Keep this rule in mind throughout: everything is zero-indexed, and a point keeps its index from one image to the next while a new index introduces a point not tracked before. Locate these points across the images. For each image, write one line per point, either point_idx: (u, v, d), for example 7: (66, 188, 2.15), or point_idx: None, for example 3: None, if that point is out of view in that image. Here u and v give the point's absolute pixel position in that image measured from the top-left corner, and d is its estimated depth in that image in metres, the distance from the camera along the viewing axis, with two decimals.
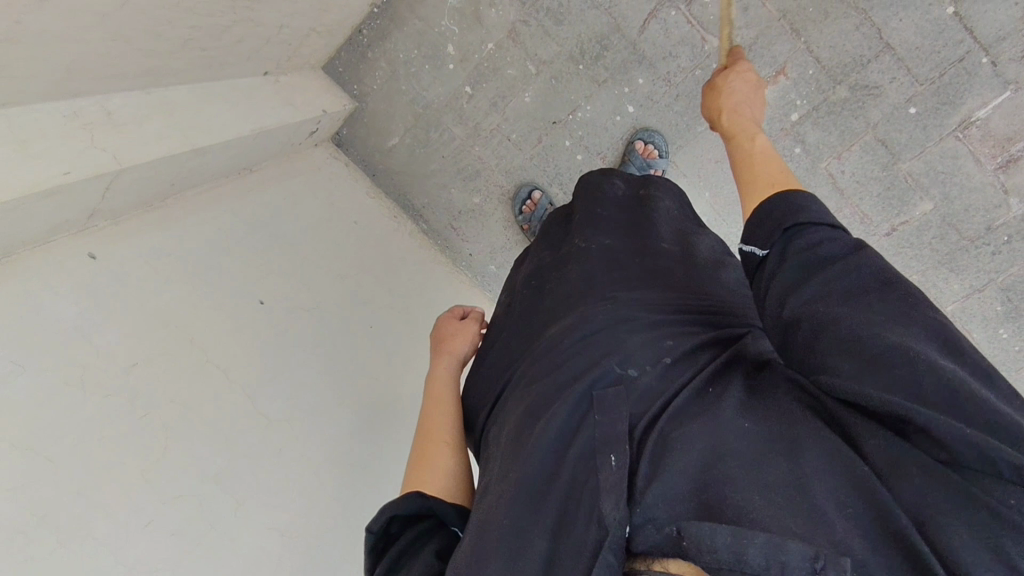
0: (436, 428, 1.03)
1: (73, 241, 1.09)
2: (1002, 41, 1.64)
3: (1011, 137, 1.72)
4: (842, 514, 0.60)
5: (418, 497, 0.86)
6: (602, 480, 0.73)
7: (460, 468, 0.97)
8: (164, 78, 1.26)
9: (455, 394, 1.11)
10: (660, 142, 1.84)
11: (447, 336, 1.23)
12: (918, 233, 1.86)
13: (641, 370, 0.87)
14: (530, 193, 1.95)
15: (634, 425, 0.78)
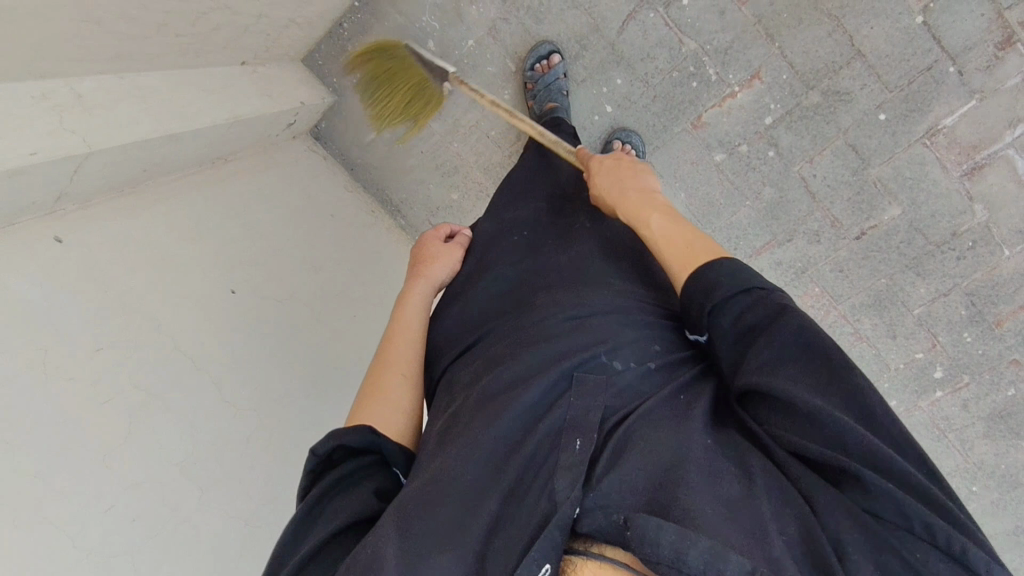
0: (394, 361, 1.09)
1: (38, 224, 1.07)
2: (968, 51, 1.68)
3: (976, 145, 1.76)
4: (780, 536, 0.69)
5: (368, 433, 0.92)
6: (562, 461, 0.79)
7: (411, 403, 1.03)
8: (138, 62, 1.26)
9: (419, 326, 1.18)
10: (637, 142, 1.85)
11: (428, 258, 1.32)
12: (886, 238, 1.90)
13: (625, 365, 0.95)
14: (550, 54, 1.82)
15: (607, 415, 0.86)
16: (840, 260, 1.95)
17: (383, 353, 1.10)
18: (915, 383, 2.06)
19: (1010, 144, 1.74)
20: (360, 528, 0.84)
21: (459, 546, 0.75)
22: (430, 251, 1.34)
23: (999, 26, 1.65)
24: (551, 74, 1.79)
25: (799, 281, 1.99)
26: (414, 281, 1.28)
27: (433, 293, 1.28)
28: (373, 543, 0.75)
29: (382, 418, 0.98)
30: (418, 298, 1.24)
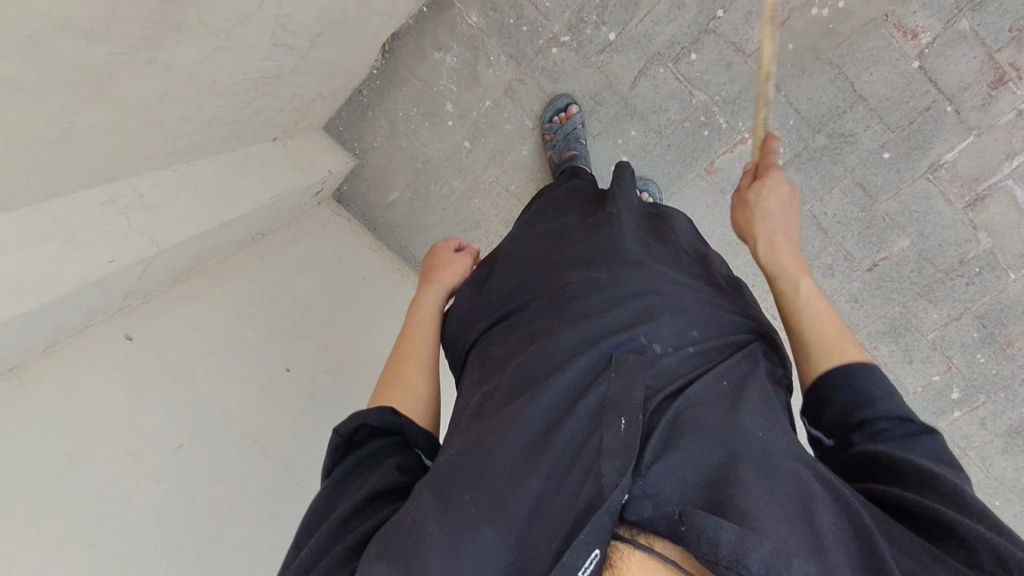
0: (414, 351, 1.13)
1: (111, 325, 1.12)
2: (963, 92, 1.78)
3: (976, 178, 1.85)
4: (839, 547, 0.70)
5: (391, 414, 0.95)
6: (605, 443, 0.79)
7: (429, 394, 1.06)
8: (189, 155, 1.29)
9: (433, 328, 1.21)
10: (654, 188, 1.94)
11: (440, 267, 1.32)
12: (898, 267, 1.98)
13: (664, 350, 0.94)
14: (567, 107, 1.88)
15: (650, 398, 0.86)
16: (855, 290, 2.03)
17: (403, 348, 1.13)
18: (934, 405, 2.14)
19: (1009, 175, 1.84)
20: (385, 500, 0.86)
21: (501, 525, 0.74)
22: (441, 258, 1.35)
23: (992, 68, 1.75)
24: (567, 124, 1.86)
25: None
26: (425, 285, 1.30)
27: (445, 298, 1.29)
28: (413, 521, 0.76)
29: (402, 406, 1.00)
30: (429, 306, 1.25)
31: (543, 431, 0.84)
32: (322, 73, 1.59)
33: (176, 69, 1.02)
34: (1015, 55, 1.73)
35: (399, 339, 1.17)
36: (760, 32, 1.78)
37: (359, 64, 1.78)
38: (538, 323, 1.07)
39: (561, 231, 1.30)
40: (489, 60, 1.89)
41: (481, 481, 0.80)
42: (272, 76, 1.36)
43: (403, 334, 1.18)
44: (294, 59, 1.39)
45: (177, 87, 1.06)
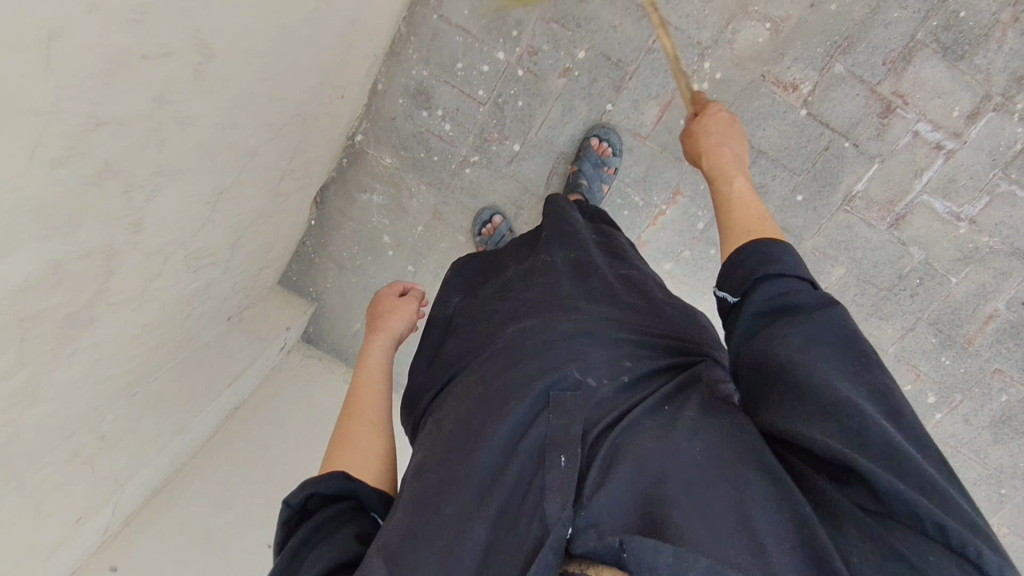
0: (364, 407, 1.08)
1: (96, 563, 1.38)
2: (856, 126, 1.85)
3: (891, 200, 1.92)
4: (780, 545, 0.71)
5: (342, 478, 0.90)
6: (550, 480, 0.81)
7: (383, 449, 1.02)
8: (143, 380, 1.43)
9: (383, 378, 1.17)
10: (615, 140, 1.90)
11: (384, 313, 1.31)
12: (840, 294, 2.05)
13: (598, 382, 0.96)
14: (492, 217, 2.00)
15: (589, 431, 0.88)
16: None
17: (353, 402, 1.09)
18: (914, 412, 2.18)
19: (922, 191, 1.90)
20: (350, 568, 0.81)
21: None
22: (385, 303, 1.35)
23: (877, 100, 1.82)
24: (495, 235, 1.98)
25: None
26: (373, 334, 1.27)
27: (394, 346, 1.26)
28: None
29: (354, 464, 0.97)
30: (378, 351, 1.22)
31: (491, 480, 0.86)
32: (256, 255, 1.74)
33: (102, 340, 1.15)
34: (894, 86, 1.80)
35: (349, 392, 1.13)
36: (650, 115, 1.90)
37: (291, 227, 1.93)
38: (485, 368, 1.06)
39: (502, 287, 1.30)
40: (411, 191, 2.04)
41: (427, 554, 0.80)
42: (204, 287, 1.50)
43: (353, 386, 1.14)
44: (222, 264, 1.54)
45: (108, 349, 1.19)
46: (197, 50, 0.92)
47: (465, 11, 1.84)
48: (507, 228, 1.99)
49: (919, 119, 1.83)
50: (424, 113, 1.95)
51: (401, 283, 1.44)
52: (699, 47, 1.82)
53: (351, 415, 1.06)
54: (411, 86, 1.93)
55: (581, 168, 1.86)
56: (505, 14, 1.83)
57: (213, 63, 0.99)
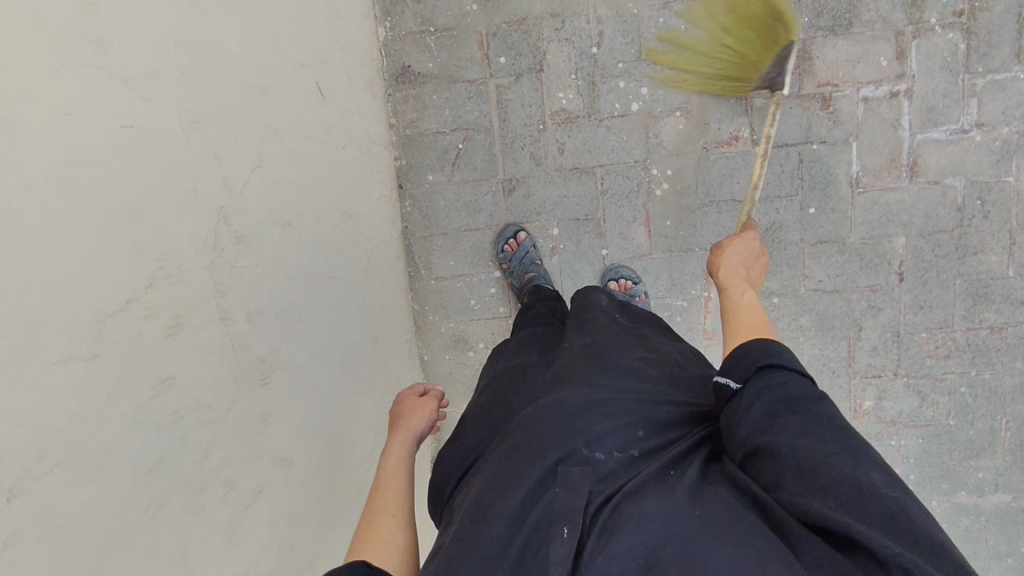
0: (384, 503, 1.03)
1: None
2: (811, 128, 1.91)
3: (893, 158, 1.91)
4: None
5: (364, 567, 0.84)
6: (553, 553, 0.84)
7: (405, 546, 0.96)
8: None
9: (406, 477, 1.12)
10: (626, 249, 2.02)
11: (405, 413, 1.28)
12: (919, 257, 1.96)
13: (607, 454, 0.99)
14: (516, 234, 2.01)
15: (591, 501, 0.90)
16: (910, 302, 1.99)
17: (379, 496, 1.04)
18: None
19: (913, 134, 1.89)
20: None
21: None
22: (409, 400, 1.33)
23: (811, 100, 1.90)
24: (520, 251, 1.99)
25: (904, 343, 2.02)
26: (394, 435, 1.23)
27: (414, 445, 1.21)
28: None
29: (373, 559, 0.91)
30: (399, 452, 1.18)
31: (492, 570, 0.86)
32: None
33: None
34: (815, 81, 1.89)
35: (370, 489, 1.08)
36: (640, 235, 2.02)
37: (426, 513, 2.06)
38: (491, 469, 1.03)
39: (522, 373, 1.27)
40: None
41: None
42: None
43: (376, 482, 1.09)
44: None
45: None
46: (279, 467, 1.13)
47: (450, 262, 2.08)
48: (532, 243, 2.00)
49: (858, 88, 1.88)
50: (469, 354, 2.14)
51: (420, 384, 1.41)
52: (639, 163, 1.97)
53: (372, 512, 1.02)
54: (448, 340, 2.13)
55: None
56: (481, 244, 2.05)
57: (295, 465, 1.20)
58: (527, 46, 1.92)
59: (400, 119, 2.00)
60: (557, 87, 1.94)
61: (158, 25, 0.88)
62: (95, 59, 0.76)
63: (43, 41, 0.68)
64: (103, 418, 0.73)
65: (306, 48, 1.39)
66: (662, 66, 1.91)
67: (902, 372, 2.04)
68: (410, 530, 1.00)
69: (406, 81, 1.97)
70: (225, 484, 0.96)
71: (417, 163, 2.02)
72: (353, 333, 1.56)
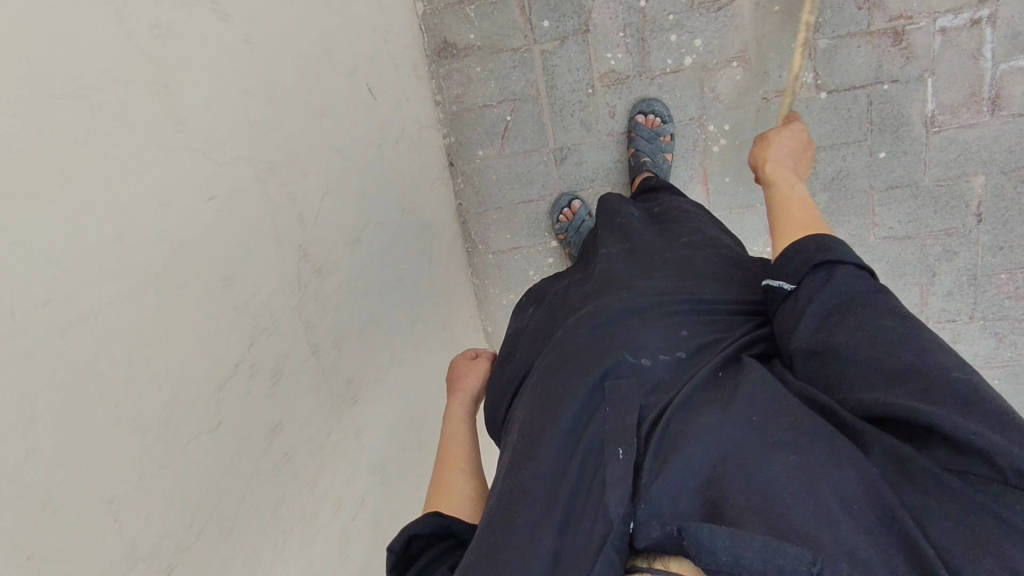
0: (455, 456, 1.12)
1: None
2: (881, 68, 1.78)
3: (973, 93, 1.77)
4: (846, 506, 0.65)
5: (435, 517, 0.94)
6: (609, 474, 0.80)
7: (475, 492, 1.04)
8: None
9: (469, 428, 1.20)
10: (662, 108, 1.88)
11: (461, 376, 1.33)
12: (1001, 196, 1.85)
13: (653, 359, 0.96)
14: (570, 203, 1.97)
15: (644, 420, 0.87)
16: (989, 243, 1.90)
17: (446, 452, 1.12)
18: None
19: (997, 64, 1.74)
20: None
21: None
22: (464, 363, 1.38)
23: (881, 36, 1.76)
24: (575, 219, 1.94)
25: (980, 287, 1.95)
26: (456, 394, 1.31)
27: (474, 404, 1.28)
28: None
29: (449, 509, 1.00)
30: (461, 409, 1.25)
31: (554, 493, 0.83)
32: None
33: None
34: (886, 15, 1.74)
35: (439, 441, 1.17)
36: (698, 194, 1.98)
37: None
38: (533, 402, 1.00)
39: (562, 295, 1.27)
40: None
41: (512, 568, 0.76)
42: None
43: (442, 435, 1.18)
44: None
45: None
46: (375, 474, 1.21)
47: (507, 235, 2.08)
48: (587, 210, 1.95)
49: (934, 18, 1.72)
50: None
51: (473, 349, 1.44)
52: (695, 120, 1.91)
53: (443, 463, 1.10)
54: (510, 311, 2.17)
55: (637, 147, 1.86)
56: (536, 215, 2.04)
57: (388, 467, 1.28)
58: (571, 6, 1.84)
59: (445, 96, 1.97)
60: (604, 48, 1.87)
61: (222, 81, 0.89)
62: (176, 135, 0.78)
63: (132, 133, 0.71)
64: (231, 476, 0.80)
65: (354, 50, 1.37)
66: (715, 14, 1.80)
67: (980, 314, 1.98)
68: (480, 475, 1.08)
69: (448, 57, 1.93)
70: (334, 502, 1.05)
71: (466, 139, 2.00)
72: (424, 325, 1.62)
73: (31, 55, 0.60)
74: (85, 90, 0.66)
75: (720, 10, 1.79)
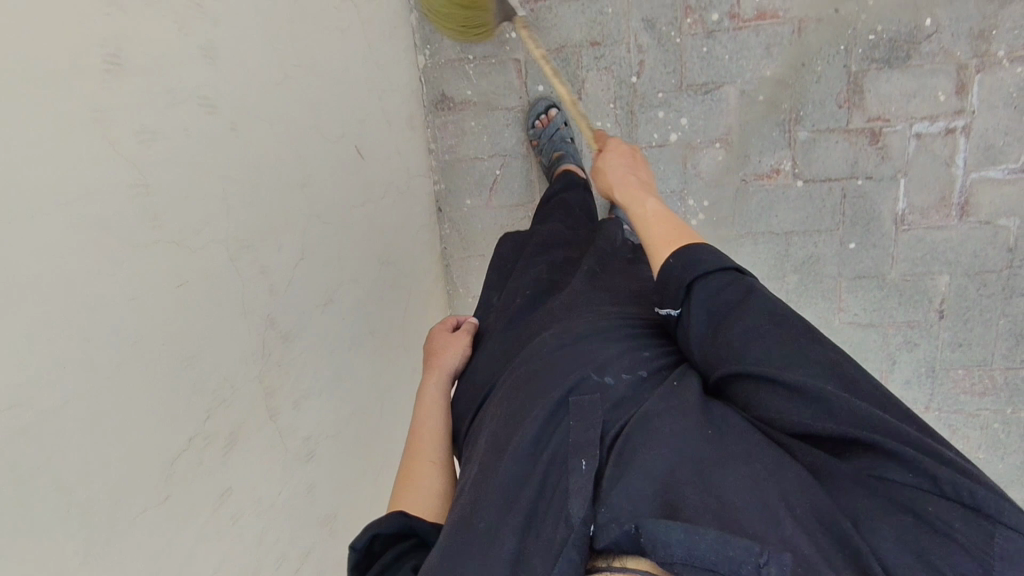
0: (422, 450, 1.15)
1: None
2: (857, 164, 1.86)
3: (943, 197, 1.84)
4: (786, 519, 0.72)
5: (397, 519, 0.96)
6: (572, 483, 0.85)
7: (441, 490, 1.08)
8: None
9: (441, 417, 1.22)
10: (645, 178, 1.95)
11: (438, 351, 1.35)
12: (963, 296, 1.91)
13: (616, 379, 1.00)
14: (546, 108, 1.91)
15: (606, 434, 0.91)
16: (948, 339, 1.96)
17: (414, 446, 1.15)
18: None
19: (967, 172, 1.81)
20: None
21: None
22: (440, 339, 1.39)
23: (859, 134, 1.83)
24: (550, 127, 1.90)
25: (936, 380, 2.01)
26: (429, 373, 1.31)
27: (449, 383, 1.30)
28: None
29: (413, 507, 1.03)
30: (434, 391, 1.27)
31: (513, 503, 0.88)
32: None
33: None
34: (865, 115, 1.81)
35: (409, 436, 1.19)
36: None
37: None
38: (502, 414, 1.04)
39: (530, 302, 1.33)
40: None
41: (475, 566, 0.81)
42: None
43: (412, 431, 1.20)
44: None
45: None
46: (325, 525, 1.29)
47: None
48: (563, 117, 1.91)
49: (911, 123, 1.80)
50: None
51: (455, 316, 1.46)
52: (676, 193, 1.98)
53: (411, 460, 1.13)
54: None
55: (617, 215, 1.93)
56: None
57: (339, 518, 1.35)
58: (566, 75, 1.91)
59: (439, 145, 2.04)
60: (592, 118, 1.95)
61: (203, 172, 0.96)
62: (149, 231, 0.86)
63: (104, 237, 0.78)
64: (173, 545, 0.87)
65: (344, 119, 1.46)
66: (703, 97, 1.87)
67: (934, 405, 2.04)
68: (449, 472, 1.11)
69: (445, 109, 2.00)
70: (278, 557, 1.12)
71: (456, 188, 2.07)
72: (395, 372, 1.69)
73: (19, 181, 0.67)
74: (66, 205, 0.73)
75: (706, 94, 1.87)
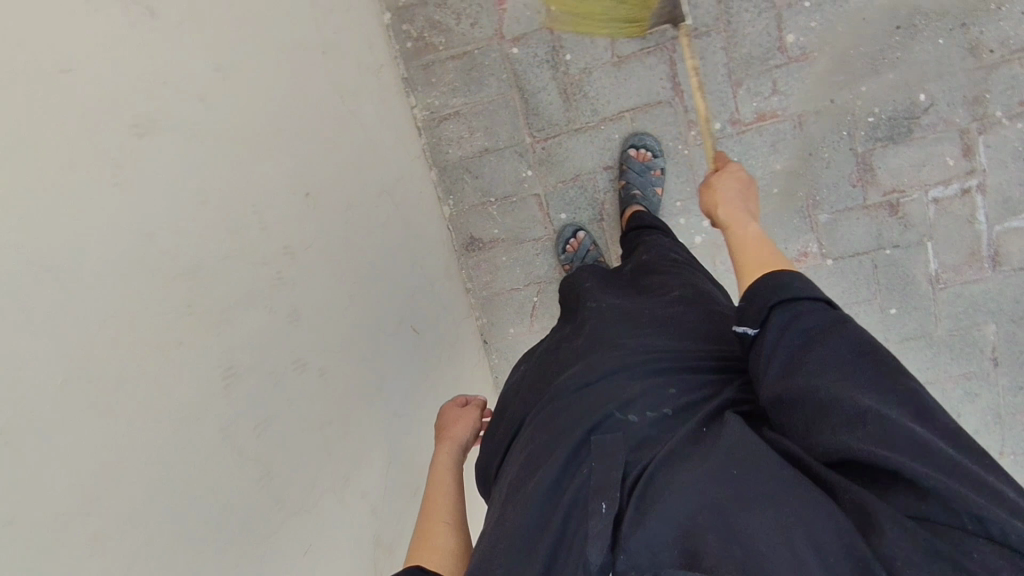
0: (437, 507, 1.09)
1: None
2: (882, 235, 1.91)
3: (973, 252, 1.88)
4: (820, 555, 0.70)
5: (414, 571, 0.90)
6: (591, 526, 0.83)
7: (458, 547, 1.02)
8: None
9: (456, 477, 1.18)
10: (654, 141, 1.91)
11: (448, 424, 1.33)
12: (1014, 341, 1.93)
13: (640, 416, 0.99)
14: (575, 233, 2.01)
15: (628, 473, 0.90)
16: (1008, 384, 1.97)
17: (428, 501, 1.10)
18: None
19: (991, 226, 1.85)
20: None
21: None
22: (451, 411, 1.37)
23: (877, 209, 1.89)
24: (580, 249, 1.98)
25: (1005, 425, 2.01)
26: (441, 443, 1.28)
27: (461, 450, 1.27)
28: None
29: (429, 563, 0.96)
30: (448, 456, 1.24)
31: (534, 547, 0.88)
32: None
33: None
34: (880, 190, 1.87)
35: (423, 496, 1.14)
36: None
37: None
38: (521, 465, 1.04)
39: (557, 343, 1.29)
40: None
41: None
42: None
43: (426, 489, 1.15)
44: None
45: None
46: None
47: None
48: (591, 240, 1.99)
49: (926, 191, 1.85)
50: None
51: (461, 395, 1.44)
52: None
53: (427, 517, 1.08)
54: None
55: (628, 181, 1.89)
56: None
57: None
58: (585, 200, 2.01)
59: (476, 282, 2.13)
60: (617, 233, 2.04)
61: (307, 429, 1.03)
62: (276, 511, 0.93)
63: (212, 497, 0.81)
64: None
65: (401, 304, 1.55)
66: None
67: (1010, 449, 2.03)
68: (463, 531, 1.05)
69: (475, 249, 2.10)
70: None
71: (498, 319, 2.15)
72: None
73: (154, 528, 0.73)
74: (211, 542, 0.80)
75: None
